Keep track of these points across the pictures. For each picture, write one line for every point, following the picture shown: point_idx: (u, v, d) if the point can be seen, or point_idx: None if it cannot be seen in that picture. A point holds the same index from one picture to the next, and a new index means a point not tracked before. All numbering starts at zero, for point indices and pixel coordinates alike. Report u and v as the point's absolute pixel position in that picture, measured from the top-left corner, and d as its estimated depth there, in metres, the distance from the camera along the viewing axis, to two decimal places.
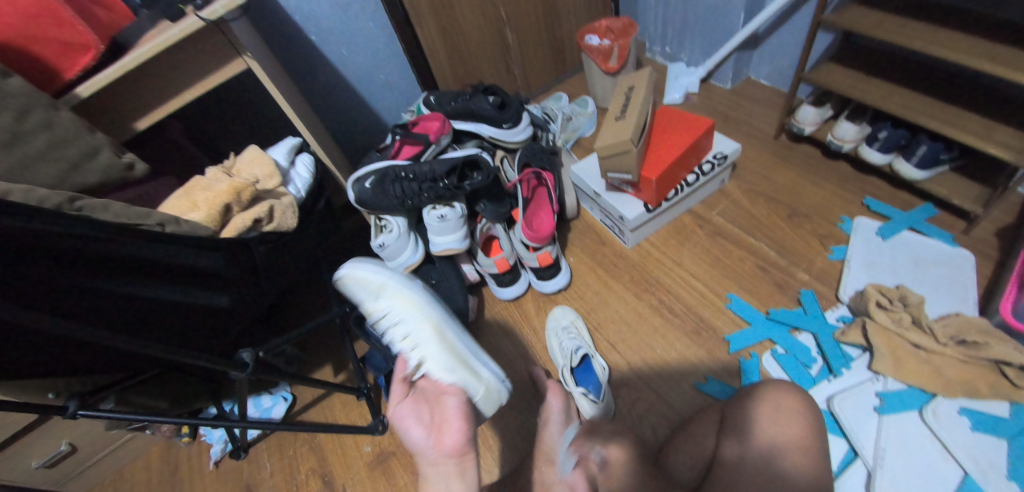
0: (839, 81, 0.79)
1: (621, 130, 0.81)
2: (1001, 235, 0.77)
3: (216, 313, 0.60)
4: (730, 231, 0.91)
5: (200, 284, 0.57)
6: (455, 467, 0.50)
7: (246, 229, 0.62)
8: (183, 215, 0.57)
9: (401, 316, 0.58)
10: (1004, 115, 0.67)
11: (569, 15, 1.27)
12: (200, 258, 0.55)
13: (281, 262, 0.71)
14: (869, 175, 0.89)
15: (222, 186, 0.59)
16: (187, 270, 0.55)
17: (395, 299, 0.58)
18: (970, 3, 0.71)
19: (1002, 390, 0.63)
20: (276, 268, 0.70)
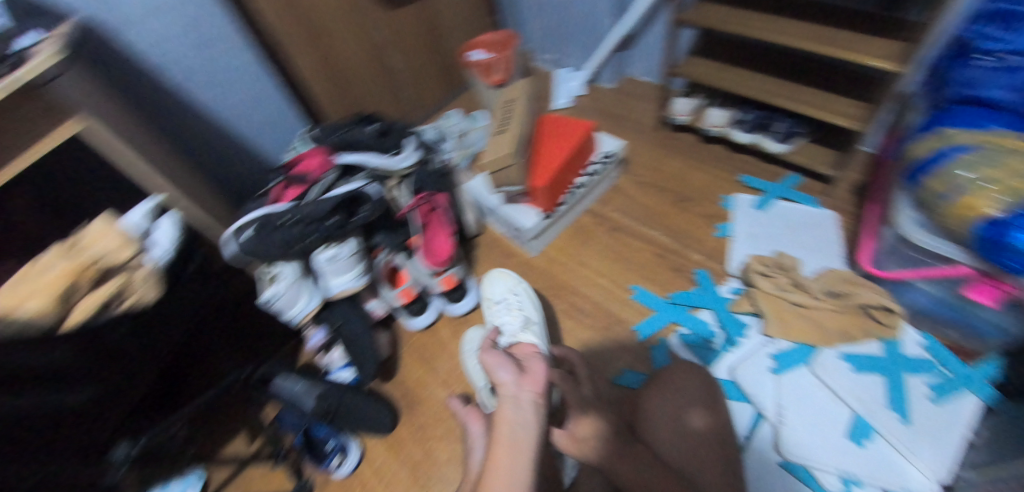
0: (702, 72, 0.95)
1: (502, 143, 0.76)
2: (846, 191, 0.95)
3: (80, 409, 0.53)
4: (626, 224, 0.95)
5: (56, 383, 0.50)
6: (531, 402, 0.51)
7: (99, 309, 0.54)
8: (9, 313, 0.48)
9: (516, 304, 0.80)
10: (835, 90, 0.87)
11: (452, 26, 1.25)
12: (39, 357, 0.47)
13: (143, 339, 0.61)
14: (739, 154, 1.01)
15: (55, 271, 0.51)
16: (32, 374, 0.46)
17: (524, 293, 0.82)
18: (785, 11, 0.92)
19: (873, 331, 0.76)
20: (137, 347, 0.60)
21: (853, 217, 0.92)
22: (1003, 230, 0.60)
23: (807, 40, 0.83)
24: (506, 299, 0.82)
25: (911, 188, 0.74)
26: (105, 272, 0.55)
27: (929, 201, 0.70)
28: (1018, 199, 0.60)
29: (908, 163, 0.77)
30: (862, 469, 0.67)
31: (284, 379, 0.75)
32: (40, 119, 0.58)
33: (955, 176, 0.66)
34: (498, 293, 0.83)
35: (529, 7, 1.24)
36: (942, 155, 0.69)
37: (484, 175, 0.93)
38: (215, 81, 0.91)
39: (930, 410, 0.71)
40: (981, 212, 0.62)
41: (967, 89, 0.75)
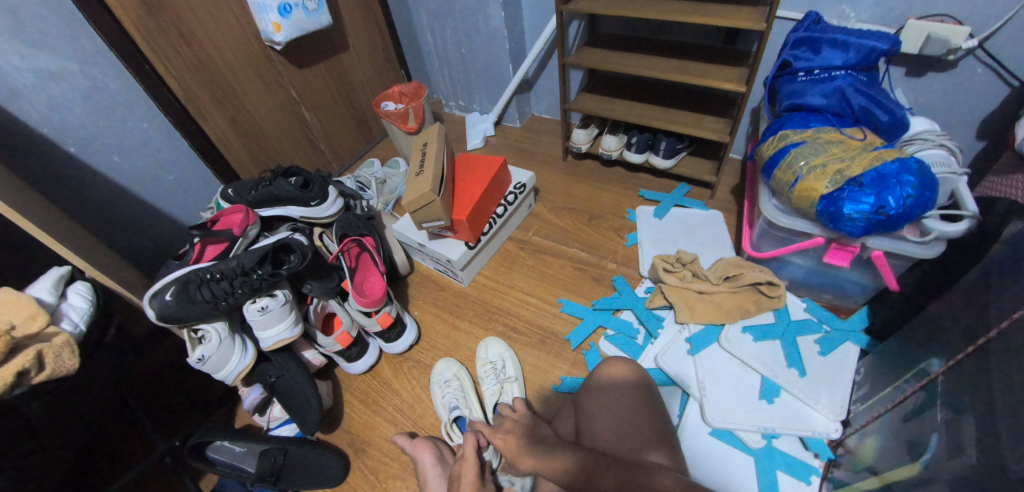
0: (591, 105, 1.10)
1: (421, 182, 0.81)
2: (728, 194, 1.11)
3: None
4: (547, 245, 1.03)
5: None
6: None
7: (5, 387, 0.49)
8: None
9: (505, 377, 0.81)
10: (697, 110, 1.05)
11: (362, 81, 1.32)
12: None
13: (72, 411, 0.61)
14: (635, 173, 1.15)
15: None
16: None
17: (510, 364, 0.83)
18: (648, 50, 1.10)
19: (764, 303, 0.87)
20: (65, 421, 0.60)
21: (736, 213, 1.06)
22: (837, 203, 0.76)
23: (669, 72, 1.00)
24: (496, 368, 0.83)
25: (768, 181, 0.89)
26: (13, 344, 0.52)
27: (782, 189, 0.85)
28: (841, 178, 0.77)
29: (762, 162, 0.93)
30: (777, 422, 0.76)
31: (219, 445, 0.73)
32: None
33: (795, 166, 0.82)
34: (488, 358, 0.85)
35: (437, 62, 1.36)
36: (784, 153, 0.85)
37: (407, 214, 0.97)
38: (119, 148, 0.89)
39: (820, 362, 0.83)
40: (820, 191, 0.78)
41: (794, 98, 0.93)
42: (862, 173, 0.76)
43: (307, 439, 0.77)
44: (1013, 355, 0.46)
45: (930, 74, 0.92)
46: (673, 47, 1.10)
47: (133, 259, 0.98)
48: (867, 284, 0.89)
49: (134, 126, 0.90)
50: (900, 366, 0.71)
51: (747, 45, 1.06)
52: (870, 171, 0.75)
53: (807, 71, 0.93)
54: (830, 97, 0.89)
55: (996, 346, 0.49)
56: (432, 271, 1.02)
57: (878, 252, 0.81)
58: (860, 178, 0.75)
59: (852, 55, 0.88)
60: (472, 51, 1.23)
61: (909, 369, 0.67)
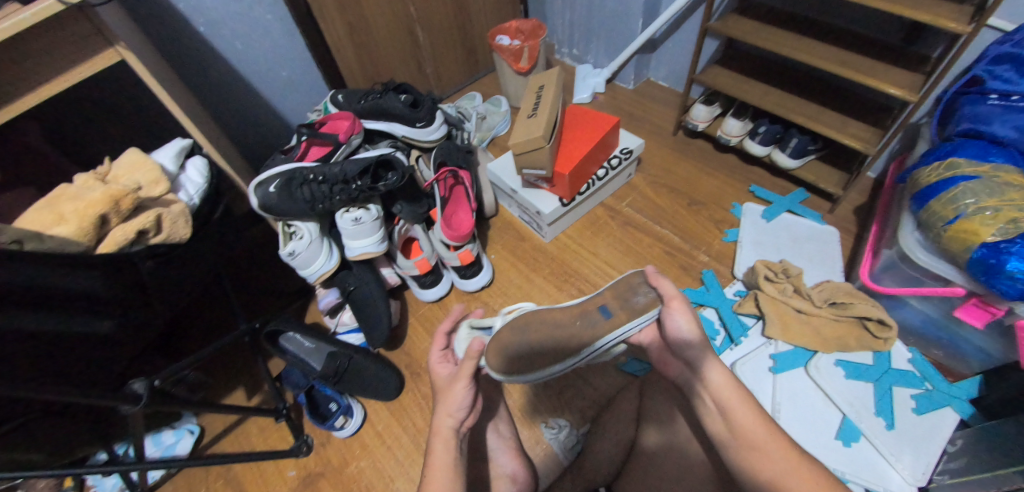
0: (723, 81, 0.97)
1: (533, 125, 0.78)
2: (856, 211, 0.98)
3: (115, 337, 0.56)
4: (639, 220, 0.97)
5: (97, 308, 0.53)
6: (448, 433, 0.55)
7: (127, 242, 0.56)
8: (46, 231, 0.51)
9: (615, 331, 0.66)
10: (850, 111, 0.90)
11: (479, 8, 1.25)
12: (74, 277, 0.50)
13: (172, 279, 0.63)
14: (752, 166, 1.04)
15: (93, 196, 0.53)
16: (89, 297, 0.52)
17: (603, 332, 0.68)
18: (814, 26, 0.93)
19: (867, 342, 0.76)
20: (167, 287, 0.63)
21: (855, 235, 0.92)
22: (1000, 255, 0.61)
23: (836, 59, 0.84)
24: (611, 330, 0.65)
25: (917, 211, 0.73)
26: (138, 203, 0.58)
27: (932, 225, 0.69)
28: (1017, 228, 0.61)
29: (913, 190, 0.76)
30: (849, 466, 0.69)
31: (291, 336, 0.77)
32: (84, 44, 0.55)
33: (958, 201, 0.66)
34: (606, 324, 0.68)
35: (559, 0, 1.25)
36: (947, 184, 0.69)
37: (505, 156, 0.94)
38: (241, 34, 0.90)
39: (912, 420, 0.74)
40: (982, 237, 0.63)
41: (974, 123, 0.73)
42: None
43: (371, 353, 0.79)
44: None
45: None
46: (837, 32, 0.90)
47: (243, 144, 1.03)
48: (994, 353, 0.74)
49: (258, 13, 0.89)
50: (1010, 451, 0.59)
51: (929, 49, 0.84)
52: None
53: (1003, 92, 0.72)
54: None
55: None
56: (514, 218, 0.99)
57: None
58: None
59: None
60: None
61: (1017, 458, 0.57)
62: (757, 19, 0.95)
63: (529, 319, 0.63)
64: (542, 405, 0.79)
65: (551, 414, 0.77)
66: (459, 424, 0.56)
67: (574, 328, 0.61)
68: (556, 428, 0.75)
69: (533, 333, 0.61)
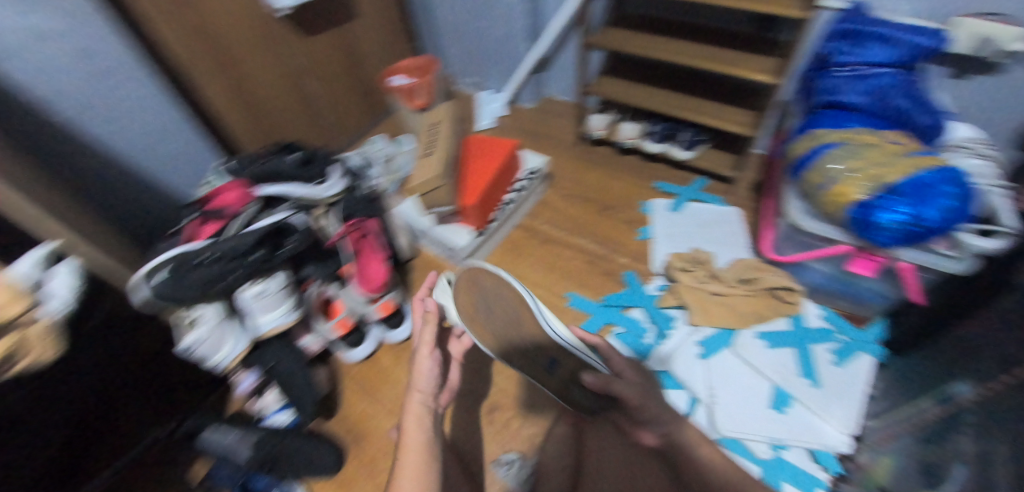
0: (612, 89, 1.02)
1: (429, 164, 0.78)
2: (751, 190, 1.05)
3: None
4: (556, 236, 0.99)
5: None
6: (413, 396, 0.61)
7: None
8: None
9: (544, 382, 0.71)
10: (724, 99, 0.98)
11: (371, 52, 1.26)
12: None
13: (48, 401, 0.57)
14: (653, 164, 1.09)
15: None
16: None
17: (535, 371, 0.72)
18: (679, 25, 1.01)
19: (780, 308, 0.81)
20: (44, 409, 0.57)
21: (753, 211, 0.99)
22: (871, 212, 0.65)
23: (701, 53, 0.91)
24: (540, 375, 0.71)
25: (796, 181, 0.77)
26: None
27: (811, 191, 0.73)
28: (879, 184, 0.65)
29: (789, 162, 0.80)
30: (786, 432, 0.72)
31: (210, 435, 0.69)
32: None
33: (828, 167, 0.70)
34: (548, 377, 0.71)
35: (448, 32, 1.29)
36: (817, 153, 0.72)
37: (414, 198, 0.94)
38: (110, 115, 0.83)
39: (832, 372, 0.78)
40: (852, 198, 0.66)
41: (829, 95, 0.79)
42: (902, 180, 0.64)
43: (301, 430, 0.74)
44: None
45: (980, 76, 0.82)
46: (700, 30, 0.98)
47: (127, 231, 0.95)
48: (889, 295, 0.80)
49: (133, 92, 0.82)
50: (925, 388, 0.64)
51: (781, 35, 0.93)
52: (908, 179, 0.64)
53: (848, 65, 0.79)
54: (869, 96, 0.76)
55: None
56: (436, 257, 0.98)
57: (906, 265, 0.72)
58: (898, 186, 0.64)
59: (901, 52, 0.74)
60: (485, 24, 1.17)
61: (932, 390, 0.62)
62: (629, 27, 1.01)
63: (506, 301, 0.67)
64: (490, 444, 0.77)
65: (500, 450, 0.76)
66: (429, 401, 0.61)
67: (526, 349, 0.68)
68: (506, 464, 0.74)
69: (497, 310, 0.67)
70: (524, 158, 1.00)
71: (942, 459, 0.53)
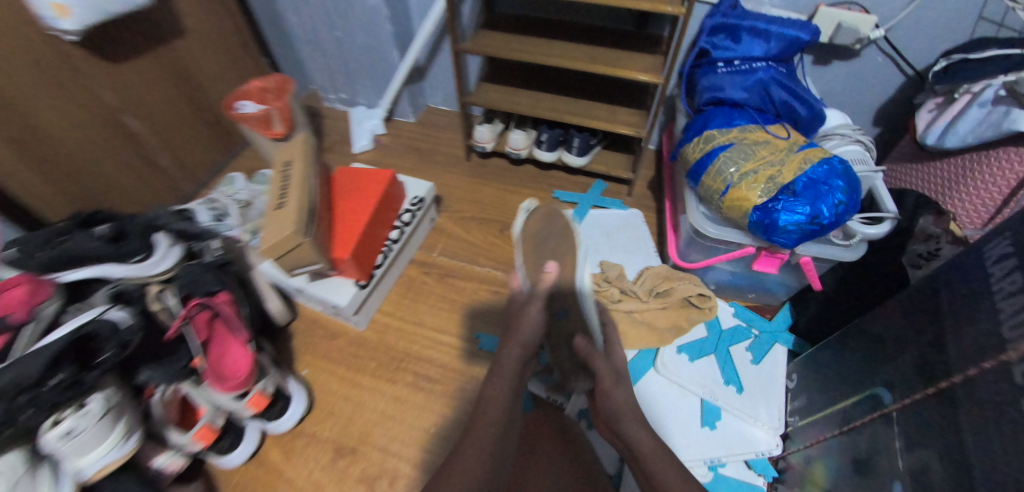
0: (495, 98, 0.95)
1: (283, 220, 0.63)
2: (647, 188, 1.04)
3: None
4: (455, 267, 0.91)
5: None
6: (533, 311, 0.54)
7: None
8: None
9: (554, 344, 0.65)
10: (610, 99, 0.95)
11: (213, 75, 1.07)
12: None
13: None
14: (549, 172, 1.06)
15: None
16: None
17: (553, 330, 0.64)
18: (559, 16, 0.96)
19: (696, 316, 0.78)
20: None
21: (655, 210, 0.99)
22: (771, 215, 0.62)
23: (583, 53, 0.86)
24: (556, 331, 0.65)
25: (694, 187, 0.73)
26: None
27: (710, 198, 0.69)
28: (775, 185, 0.63)
29: (685, 167, 0.75)
30: (721, 449, 0.68)
31: None
32: None
33: (723, 172, 0.66)
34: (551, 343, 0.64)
35: (305, 45, 1.16)
36: (710, 158, 0.68)
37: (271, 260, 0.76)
38: None
39: (753, 373, 0.77)
40: (752, 202, 0.64)
41: (713, 92, 0.76)
42: (795, 179, 0.63)
43: None
44: (983, 411, 0.37)
45: (836, 62, 0.94)
46: (578, 29, 0.93)
47: None
48: (791, 283, 0.82)
49: None
50: (839, 379, 0.62)
51: (659, 31, 0.92)
52: (800, 176, 0.63)
53: (727, 60, 0.77)
54: (750, 92, 0.74)
55: (963, 395, 0.39)
56: (322, 315, 0.85)
57: (805, 258, 0.71)
58: (792, 185, 0.63)
59: (773, 45, 0.74)
60: (348, 34, 1.07)
61: (843, 383, 0.60)
62: (501, 28, 0.94)
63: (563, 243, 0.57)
64: None
65: None
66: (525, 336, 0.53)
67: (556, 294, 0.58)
68: None
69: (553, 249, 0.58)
70: (406, 185, 0.91)
71: (868, 465, 0.51)
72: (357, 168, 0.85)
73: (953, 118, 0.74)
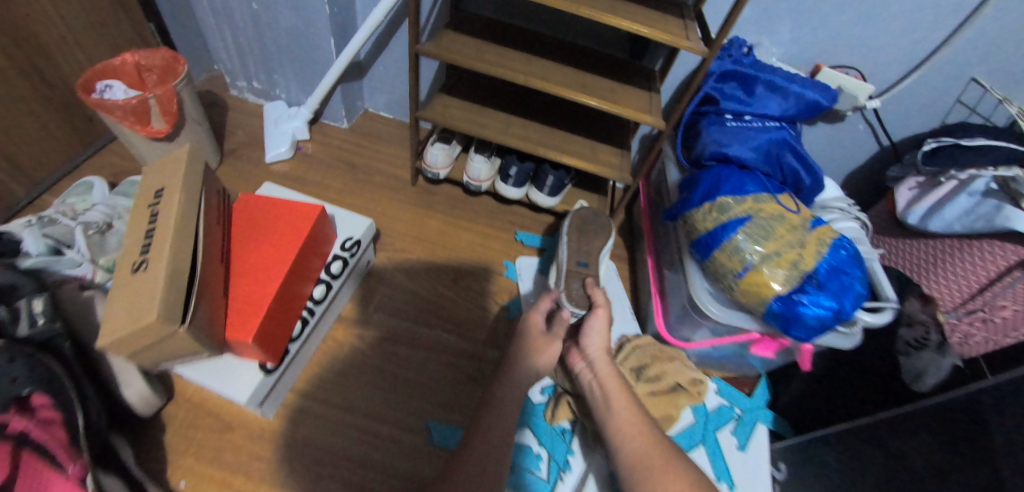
0: (454, 117, 0.72)
1: (140, 295, 0.41)
2: (620, 233, 0.94)
3: None
4: (396, 327, 0.73)
5: None
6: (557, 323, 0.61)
7: None
8: None
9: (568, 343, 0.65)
10: (595, 135, 0.78)
11: (65, 41, 0.76)
12: None
13: None
14: (512, 208, 0.90)
15: None
16: None
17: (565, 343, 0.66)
18: (539, 29, 0.80)
19: (687, 401, 0.68)
20: None
21: (628, 261, 0.89)
22: (795, 307, 0.55)
23: (574, 77, 0.69)
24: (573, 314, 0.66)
25: (699, 258, 0.62)
26: None
27: (722, 276, 0.58)
28: (798, 273, 0.56)
29: (687, 232, 0.64)
30: None
31: None
32: None
33: (742, 249, 0.56)
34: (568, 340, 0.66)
35: (209, 14, 0.89)
36: (725, 231, 0.58)
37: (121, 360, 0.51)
38: None
39: (743, 464, 0.70)
40: (774, 290, 0.55)
41: (719, 146, 0.66)
42: (817, 267, 0.56)
43: None
44: None
45: (821, 123, 0.90)
46: (562, 46, 0.76)
47: None
48: (775, 362, 0.75)
49: None
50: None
51: (651, 63, 0.80)
52: (823, 262, 0.57)
53: (738, 113, 0.68)
54: (760, 152, 0.66)
55: None
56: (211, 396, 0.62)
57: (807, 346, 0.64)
58: (815, 274, 0.56)
59: (790, 104, 0.67)
60: (269, 11, 0.82)
61: None
62: (470, 30, 0.73)
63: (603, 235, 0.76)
64: None
65: None
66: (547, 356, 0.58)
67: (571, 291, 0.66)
68: None
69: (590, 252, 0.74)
70: (337, 221, 0.71)
71: None
72: (265, 197, 0.63)
73: (937, 201, 0.71)
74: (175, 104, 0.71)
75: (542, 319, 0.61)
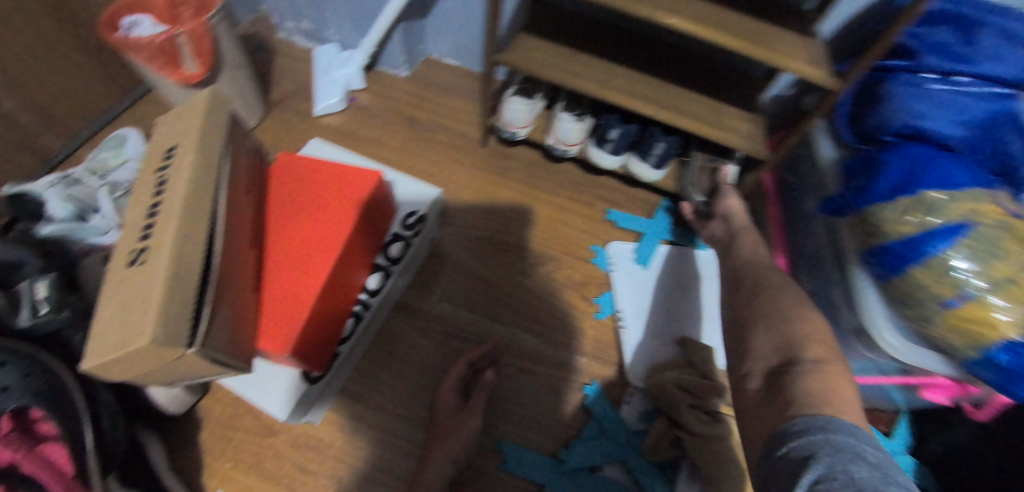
0: (541, 64, 0.57)
1: (136, 305, 0.30)
2: None
3: None
4: (462, 322, 0.61)
5: None
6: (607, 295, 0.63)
7: None
8: None
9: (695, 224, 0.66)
10: (720, 92, 0.60)
11: None
12: None
13: None
14: (599, 180, 0.75)
15: None
16: None
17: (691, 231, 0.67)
18: None
19: None
20: None
21: None
22: None
23: (711, 13, 0.51)
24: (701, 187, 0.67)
25: (880, 273, 0.45)
26: None
27: (915, 302, 0.42)
28: None
29: (861, 234, 0.47)
30: None
31: None
32: None
33: (957, 270, 0.39)
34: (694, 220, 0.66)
35: None
36: (930, 242, 0.40)
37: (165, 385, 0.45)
38: None
39: None
40: (1004, 333, 0.38)
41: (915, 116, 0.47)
42: None
43: None
44: None
45: None
46: None
47: None
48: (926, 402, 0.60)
49: None
50: None
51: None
52: None
53: (945, 72, 0.47)
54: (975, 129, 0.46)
55: None
56: None
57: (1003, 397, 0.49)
58: None
59: None
60: None
61: None
62: None
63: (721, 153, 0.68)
64: None
65: None
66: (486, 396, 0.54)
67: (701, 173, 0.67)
68: None
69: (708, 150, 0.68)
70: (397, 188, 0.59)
71: None
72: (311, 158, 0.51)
73: None
74: (207, 42, 0.61)
75: (454, 397, 0.52)
